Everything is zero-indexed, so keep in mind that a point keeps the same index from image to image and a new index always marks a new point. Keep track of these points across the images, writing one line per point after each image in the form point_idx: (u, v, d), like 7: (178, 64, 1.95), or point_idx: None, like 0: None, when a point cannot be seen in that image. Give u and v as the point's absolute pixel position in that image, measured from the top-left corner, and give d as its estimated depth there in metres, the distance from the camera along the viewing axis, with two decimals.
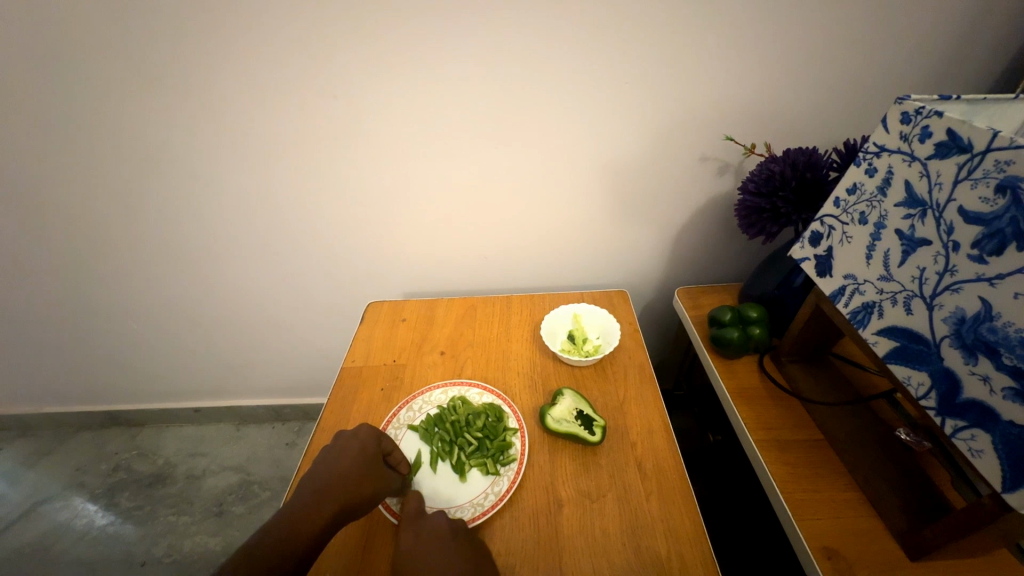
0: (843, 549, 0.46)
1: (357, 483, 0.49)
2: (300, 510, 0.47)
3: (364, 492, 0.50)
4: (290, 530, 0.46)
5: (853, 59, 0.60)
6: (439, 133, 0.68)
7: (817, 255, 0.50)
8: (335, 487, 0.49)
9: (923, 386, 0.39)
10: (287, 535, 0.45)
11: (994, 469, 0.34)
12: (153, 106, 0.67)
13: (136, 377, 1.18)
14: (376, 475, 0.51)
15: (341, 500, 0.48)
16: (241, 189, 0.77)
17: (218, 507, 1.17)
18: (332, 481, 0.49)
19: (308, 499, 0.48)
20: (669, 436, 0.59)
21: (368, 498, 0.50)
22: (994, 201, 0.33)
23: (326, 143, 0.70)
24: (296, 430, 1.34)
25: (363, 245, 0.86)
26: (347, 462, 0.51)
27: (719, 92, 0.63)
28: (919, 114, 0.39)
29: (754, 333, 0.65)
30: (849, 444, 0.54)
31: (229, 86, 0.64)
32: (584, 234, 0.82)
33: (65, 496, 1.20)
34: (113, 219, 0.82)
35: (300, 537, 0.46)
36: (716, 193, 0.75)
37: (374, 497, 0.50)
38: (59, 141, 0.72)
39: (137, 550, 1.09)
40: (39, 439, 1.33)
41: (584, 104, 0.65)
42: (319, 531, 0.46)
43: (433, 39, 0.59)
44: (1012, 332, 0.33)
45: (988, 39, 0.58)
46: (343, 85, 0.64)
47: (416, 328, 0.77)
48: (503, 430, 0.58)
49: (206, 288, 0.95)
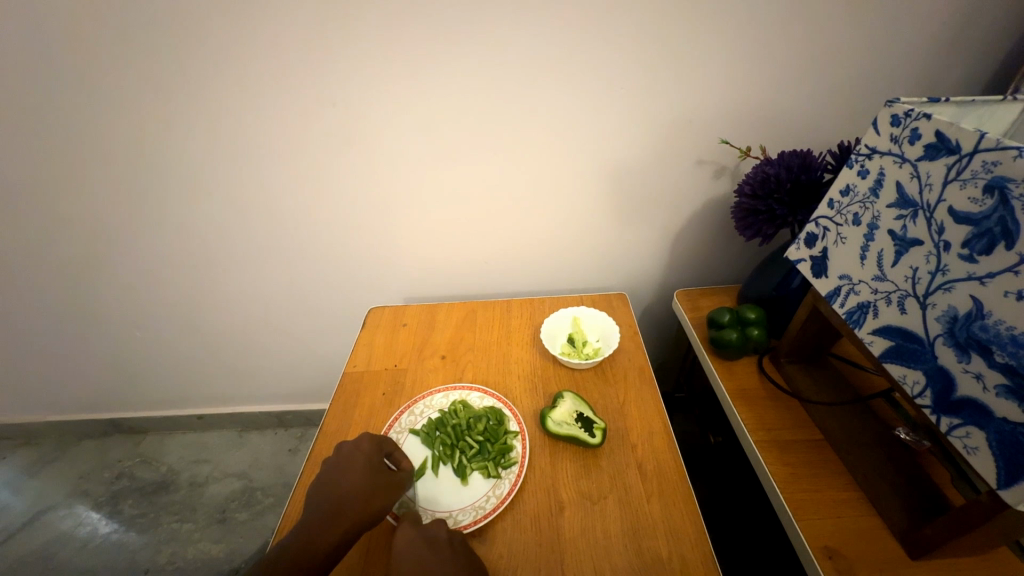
0: (843, 549, 0.46)
1: (367, 494, 0.50)
2: (312, 526, 0.47)
3: (375, 503, 0.50)
4: (304, 544, 0.46)
5: (845, 63, 0.61)
6: (439, 140, 0.69)
7: (812, 256, 0.50)
8: (346, 502, 0.49)
9: (918, 385, 0.39)
10: (301, 550, 0.45)
11: (989, 466, 0.35)
12: (157, 117, 0.68)
13: (139, 384, 1.19)
14: (385, 484, 0.51)
15: (351, 515, 0.48)
16: (243, 198, 0.78)
17: (221, 514, 1.18)
18: (344, 493, 0.49)
19: (320, 514, 0.48)
20: (670, 439, 0.59)
21: (379, 510, 0.49)
22: (983, 200, 0.34)
23: (327, 152, 0.71)
24: (298, 436, 1.35)
25: (364, 252, 0.86)
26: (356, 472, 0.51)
27: (714, 96, 0.64)
28: (909, 116, 0.39)
29: (753, 334, 0.65)
30: (848, 444, 0.54)
31: (230, 96, 0.66)
32: (583, 239, 0.83)
33: (70, 504, 1.20)
34: (117, 228, 0.83)
35: (314, 552, 0.46)
36: (712, 195, 0.76)
37: (384, 508, 0.50)
38: (64, 152, 0.73)
39: (140, 557, 1.09)
40: (42, 448, 1.33)
41: (581, 110, 0.66)
42: (332, 545, 0.46)
43: (430, 48, 0.60)
44: (1003, 329, 0.33)
45: (977, 42, 0.59)
46: (343, 95, 0.65)
47: (417, 333, 0.78)
48: (503, 434, 0.59)
49: (209, 296, 0.96)
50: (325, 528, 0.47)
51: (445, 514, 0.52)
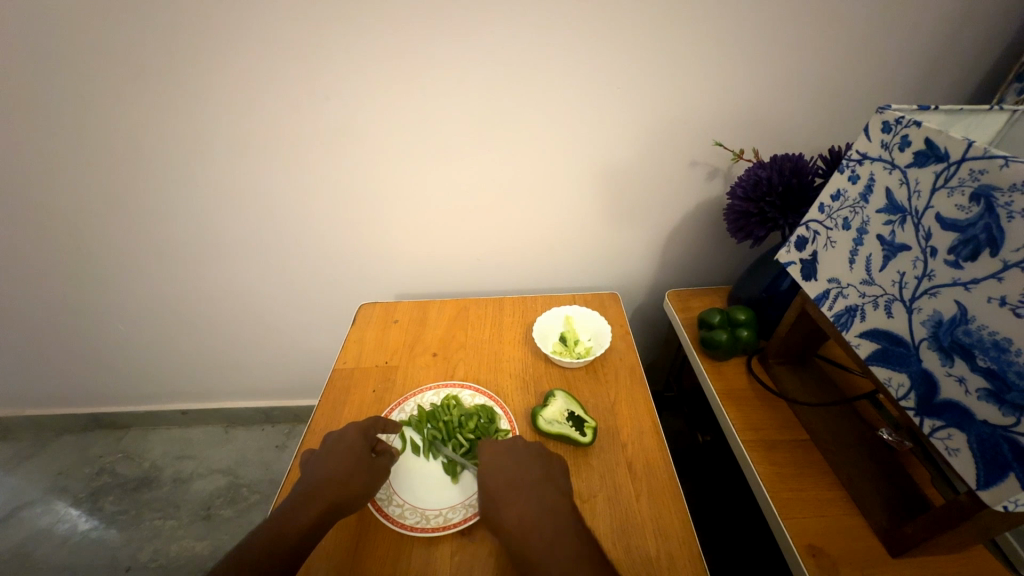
0: (827, 547, 0.47)
1: (348, 476, 0.50)
2: (289, 508, 0.47)
3: (355, 486, 0.50)
4: (278, 531, 0.46)
5: (837, 69, 0.62)
6: (433, 137, 0.68)
7: (803, 259, 0.51)
8: (326, 484, 0.49)
9: (903, 387, 0.40)
10: (274, 539, 0.45)
11: (970, 467, 0.36)
12: (140, 106, 0.66)
13: (121, 378, 1.16)
14: (367, 468, 0.52)
15: (328, 500, 0.48)
16: (232, 191, 0.76)
17: (206, 510, 1.16)
18: (325, 476, 0.50)
19: (298, 497, 0.48)
20: (658, 436, 0.60)
21: (361, 492, 0.50)
22: (969, 208, 0.35)
23: (319, 145, 0.70)
24: (285, 433, 1.33)
25: (356, 247, 0.85)
26: (341, 458, 0.52)
27: (709, 99, 0.65)
28: (899, 124, 0.40)
29: (742, 336, 0.66)
30: (834, 444, 0.55)
31: (220, 85, 0.64)
32: (575, 238, 0.83)
33: (48, 500, 1.18)
34: (100, 220, 0.81)
35: (289, 536, 0.46)
36: (705, 197, 0.76)
37: (367, 491, 0.51)
38: (43, 141, 0.71)
39: (122, 555, 1.07)
40: (20, 443, 1.30)
41: (576, 110, 0.66)
42: (306, 529, 0.46)
43: (427, 41, 0.59)
44: (986, 334, 0.34)
45: (966, 51, 0.60)
46: (335, 88, 0.63)
47: (409, 329, 0.78)
48: (494, 431, 0.59)
49: (196, 291, 0.94)
50: (302, 514, 0.47)
51: (435, 512, 0.52)
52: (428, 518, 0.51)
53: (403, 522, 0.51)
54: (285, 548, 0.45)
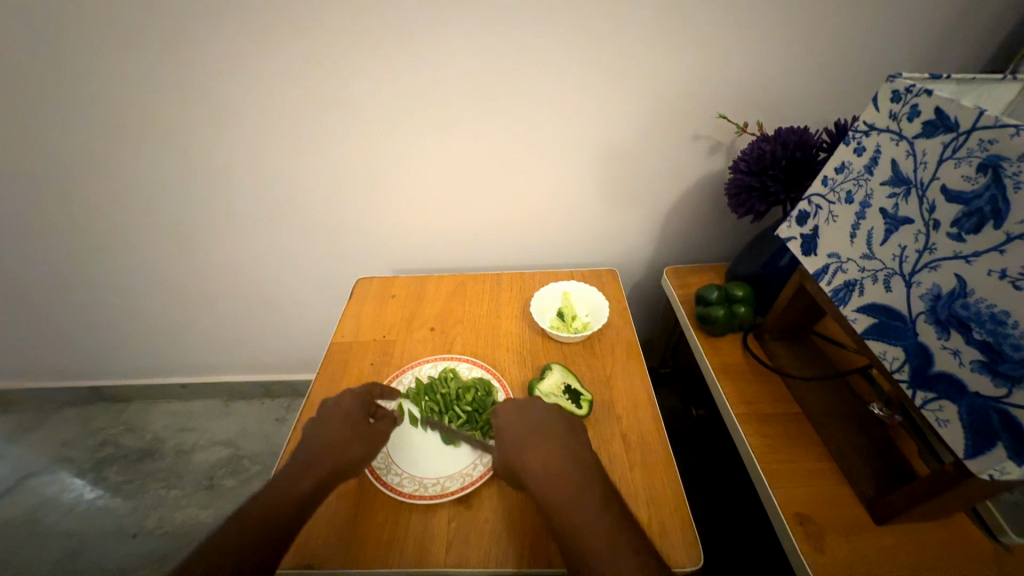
0: (814, 516, 0.48)
1: (344, 444, 0.51)
2: (287, 476, 0.48)
3: (351, 454, 0.51)
4: (277, 498, 0.46)
5: (848, 38, 0.60)
6: (429, 107, 0.66)
7: (803, 234, 0.51)
8: (323, 452, 0.50)
9: (897, 360, 0.40)
10: (273, 505, 0.46)
11: (958, 437, 0.36)
12: (126, 70, 0.64)
13: (120, 352, 1.16)
14: (362, 436, 0.52)
15: (326, 468, 0.49)
16: (224, 162, 0.74)
17: (208, 481, 1.18)
18: (321, 444, 0.51)
19: (296, 465, 0.49)
20: (653, 409, 0.61)
21: (357, 460, 0.51)
22: (976, 179, 0.34)
23: (310, 113, 0.68)
24: (285, 406, 1.35)
25: (352, 221, 0.84)
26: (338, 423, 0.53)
27: (715, 68, 0.63)
28: (909, 92, 0.39)
29: (739, 312, 0.66)
30: (825, 418, 0.56)
31: (208, 48, 0.61)
32: (575, 213, 0.82)
33: (53, 470, 1.20)
34: (90, 190, 0.79)
35: (288, 501, 0.46)
36: (707, 172, 0.75)
37: (363, 458, 0.52)
38: (28, 106, 0.69)
39: (128, 522, 1.10)
40: (21, 415, 1.31)
41: (577, 80, 0.63)
42: (305, 495, 0.47)
43: (422, 3, 0.57)
44: (984, 307, 0.34)
45: (982, 19, 0.58)
46: (327, 53, 0.61)
47: (406, 304, 0.77)
48: (491, 404, 0.59)
49: (191, 264, 0.93)
50: (302, 484, 0.48)
51: (432, 481, 0.53)
52: (426, 487, 0.52)
53: (402, 490, 0.52)
54: (288, 510, 0.46)
